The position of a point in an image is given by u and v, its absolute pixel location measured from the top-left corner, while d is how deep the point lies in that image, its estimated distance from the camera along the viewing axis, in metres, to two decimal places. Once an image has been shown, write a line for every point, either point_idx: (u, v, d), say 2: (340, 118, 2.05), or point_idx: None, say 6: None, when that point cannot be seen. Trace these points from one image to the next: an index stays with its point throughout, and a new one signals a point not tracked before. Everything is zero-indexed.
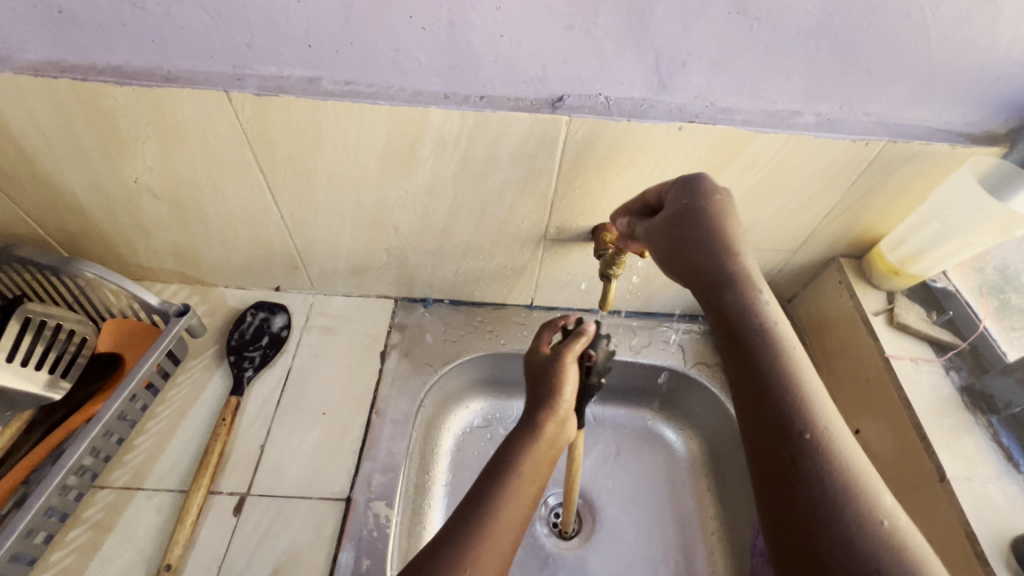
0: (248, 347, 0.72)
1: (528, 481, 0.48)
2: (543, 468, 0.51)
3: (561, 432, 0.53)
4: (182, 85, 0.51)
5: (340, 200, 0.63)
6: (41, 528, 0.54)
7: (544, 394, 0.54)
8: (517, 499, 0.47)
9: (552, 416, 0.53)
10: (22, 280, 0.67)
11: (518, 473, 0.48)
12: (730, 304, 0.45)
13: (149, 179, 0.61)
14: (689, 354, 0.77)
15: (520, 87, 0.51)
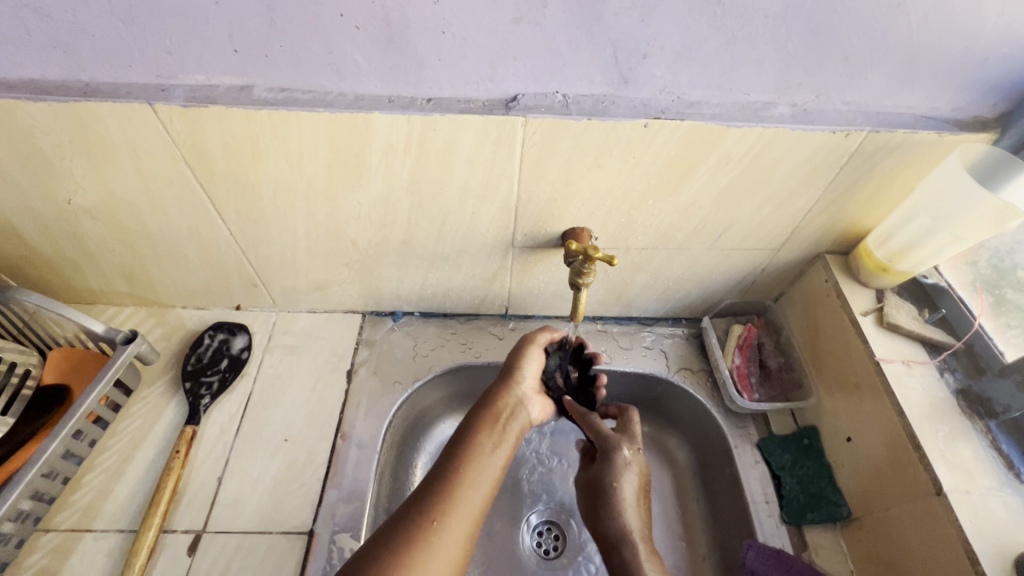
0: (206, 371, 0.68)
1: (490, 462, 0.52)
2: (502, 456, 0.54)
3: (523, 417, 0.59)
4: (102, 98, 0.47)
5: (291, 213, 0.59)
6: None
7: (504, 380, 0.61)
8: (467, 503, 0.49)
9: (512, 398, 0.59)
10: None
11: (479, 460, 0.52)
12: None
13: (85, 200, 0.57)
14: (672, 360, 0.74)
15: (469, 87, 0.47)
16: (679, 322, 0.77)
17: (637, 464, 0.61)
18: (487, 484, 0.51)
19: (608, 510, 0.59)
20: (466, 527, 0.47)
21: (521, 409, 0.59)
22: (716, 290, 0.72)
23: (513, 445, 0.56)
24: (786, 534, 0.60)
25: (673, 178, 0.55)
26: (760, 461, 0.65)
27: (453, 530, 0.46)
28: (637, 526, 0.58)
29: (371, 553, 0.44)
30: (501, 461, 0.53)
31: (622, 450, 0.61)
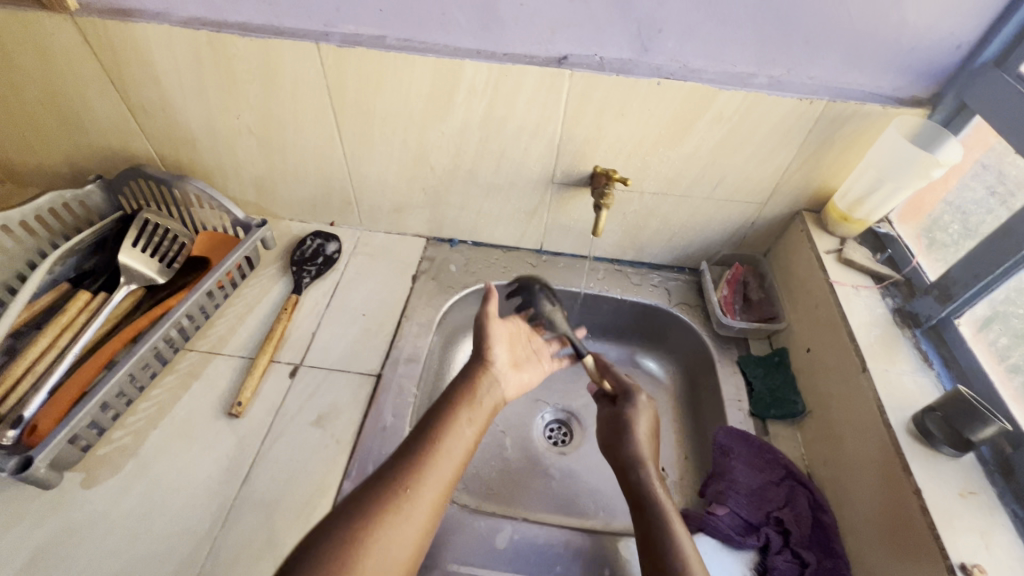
0: (307, 262, 0.88)
1: (461, 435, 0.58)
2: (477, 426, 0.61)
3: (493, 395, 0.66)
4: (286, 37, 0.69)
5: (391, 139, 0.79)
6: (150, 364, 0.70)
7: (479, 353, 0.69)
8: (445, 468, 0.55)
9: (486, 382, 0.66)
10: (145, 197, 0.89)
11: (453, 434, 0.58)
12: (639, 502, 0.61)
13: (249, 117, 0.79)
14: (673, 295, 0.90)
15: (535, 47, 0.67)
16: (683, 271, 0.94)
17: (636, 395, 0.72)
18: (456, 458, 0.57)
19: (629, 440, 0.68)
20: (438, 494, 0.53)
21: (491, 387, 0.66)
22: (713, 240, 0.88)
23: (482, 421, 0.62)
24: (752, 423, 0.74)
25: (679, 130, 0.73)
26: (737, 372, 0.80)
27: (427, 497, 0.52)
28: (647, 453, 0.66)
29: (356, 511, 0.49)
30: (472, 434, 0.60)
31: (639, 395, 0.72)
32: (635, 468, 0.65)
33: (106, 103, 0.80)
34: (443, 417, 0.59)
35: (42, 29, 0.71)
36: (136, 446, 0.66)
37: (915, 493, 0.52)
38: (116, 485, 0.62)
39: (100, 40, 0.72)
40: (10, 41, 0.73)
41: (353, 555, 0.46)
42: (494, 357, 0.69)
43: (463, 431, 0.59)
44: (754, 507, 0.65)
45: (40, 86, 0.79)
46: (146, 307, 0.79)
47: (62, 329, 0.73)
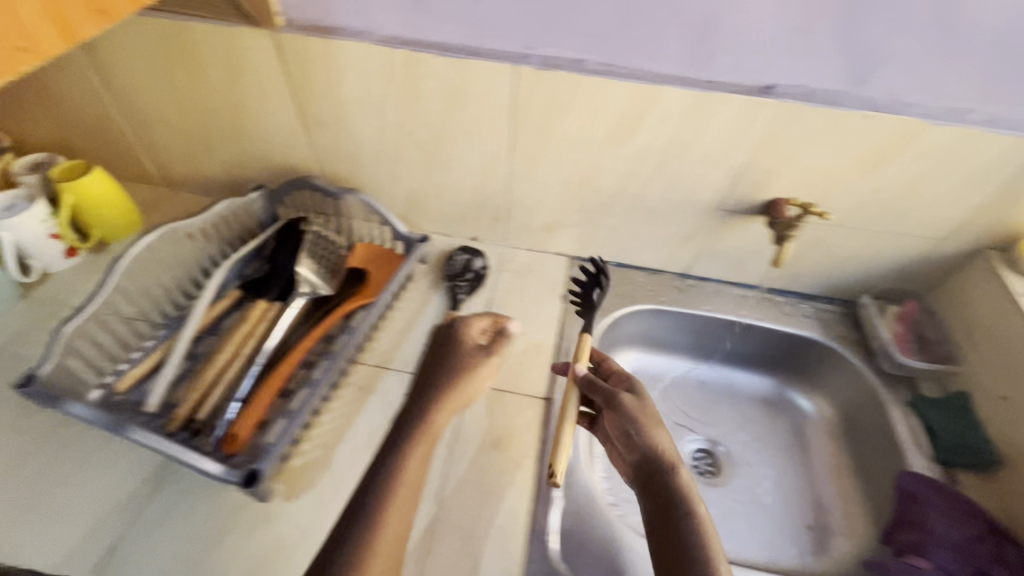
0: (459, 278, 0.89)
1: (403, 478, 0.51)
2: (421, 465, 0.52)
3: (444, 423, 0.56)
4: (486, 58, 0.68)
5: (563, 160, 0.79)
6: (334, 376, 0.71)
7: (453, 369, 0.59)
8: (391, 527, 0.47)
9: (440, 410, 0.56)
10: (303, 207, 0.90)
11: (397, 481, 0.50)
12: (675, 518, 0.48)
13: (423, 133, 0.80)
14: (828, 328, 0.87)
15: (742, 76, 0.66)
16: (833, 300, 0.91)
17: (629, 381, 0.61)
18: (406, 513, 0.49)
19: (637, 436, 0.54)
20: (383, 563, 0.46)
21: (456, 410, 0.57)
22: (876, 273, 0.85)
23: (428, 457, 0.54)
24: (938, 469, 0.72)
25: (875, 164, 0.70)
26: (913, 415, 0.77)
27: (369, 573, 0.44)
28: (671, 454, 0.53)
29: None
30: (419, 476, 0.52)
31: (642, 387, 0.59)
32: (666, 480, 0.51)
33: (281, 117, 0.82)
34: (389, 457, 0.52)
35: (240, 45, 0.73)
36: (329, 460, 0.67)
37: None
38: (318, 499, 0.63)
39: (295, 55, 0.73)
40: (205, 55, 0.76)
41: None
42: (478, 372, 0.59)
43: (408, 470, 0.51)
44: (962, 561, 0.63)
45: (221, 98, 0.81)
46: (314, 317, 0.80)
47: (248, 337, 0.75)
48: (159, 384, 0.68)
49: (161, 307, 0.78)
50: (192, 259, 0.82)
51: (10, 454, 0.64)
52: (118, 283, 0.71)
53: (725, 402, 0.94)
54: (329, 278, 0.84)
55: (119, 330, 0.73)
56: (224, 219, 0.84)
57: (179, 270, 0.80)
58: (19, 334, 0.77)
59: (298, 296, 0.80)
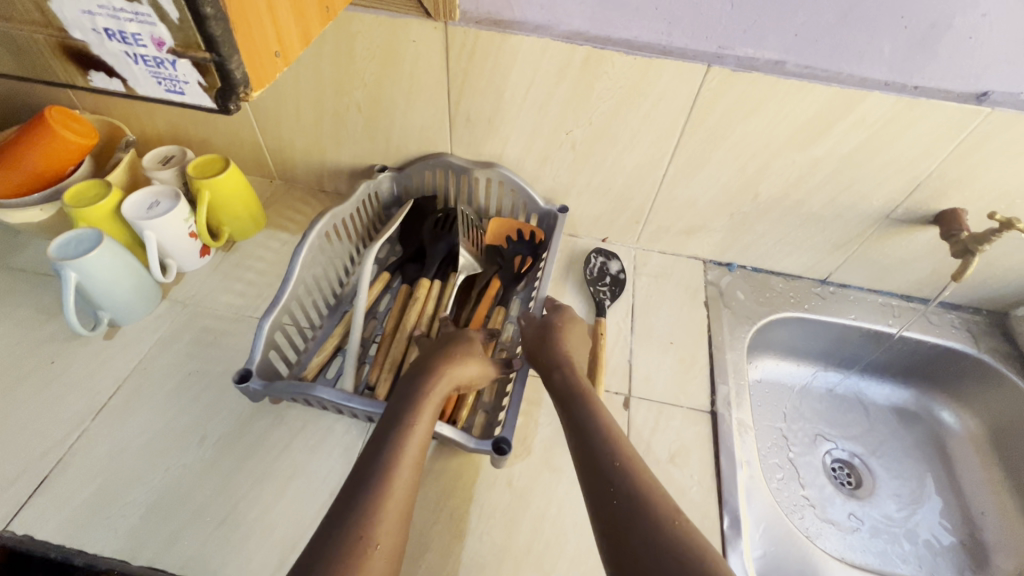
0: (598, 283, 0.86)
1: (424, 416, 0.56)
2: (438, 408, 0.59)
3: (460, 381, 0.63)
4: (676, 58, 0.65)
5: (728, 163, 0.75)
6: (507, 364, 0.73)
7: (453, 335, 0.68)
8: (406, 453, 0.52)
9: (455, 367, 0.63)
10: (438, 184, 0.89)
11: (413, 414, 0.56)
12: (582, 430, 0.56)
13: (581, 133, 0.76)
14: (979, 340, 0.85)
15: (957, 81, 0.62)
16: (979, 311, 0.88)
17: (564, 319, 0.71)
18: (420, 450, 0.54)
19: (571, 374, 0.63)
20: (398, 505, 0.48)
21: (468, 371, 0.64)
22: None
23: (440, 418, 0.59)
24: None
25: None
26: None
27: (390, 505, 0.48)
28: (589, 388, 0.62)
29: (337, 517, 0.46)
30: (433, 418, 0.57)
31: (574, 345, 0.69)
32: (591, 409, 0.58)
33: (427, 113, 0.79)
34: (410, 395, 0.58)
35: (404, 37, 0.69)
36: (508, 475, 0.66)
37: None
38: (505, 516, 0.62)
39: (462, 51, 0.69)
40: (361, 46, 0.71)
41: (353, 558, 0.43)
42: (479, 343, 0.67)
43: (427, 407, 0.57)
44: None
45: (367, 92, 0.77)
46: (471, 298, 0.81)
47: (420, 318, 0.77)
48: (350, 369, 0.70)
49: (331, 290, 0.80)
50: (347, 245, 0.83)
51: (193, 465, 0.63)
52: (299, 275, 0.71)
53: (857, 410, 0.92)
54: (478, 257, 0.85)
55: (300, 320, 0.74)
56: (364, 205, 0.85)
57: (336, 256, 0.80)
58: (170, 337, 0.75)
59: (453, 274, 0.83)
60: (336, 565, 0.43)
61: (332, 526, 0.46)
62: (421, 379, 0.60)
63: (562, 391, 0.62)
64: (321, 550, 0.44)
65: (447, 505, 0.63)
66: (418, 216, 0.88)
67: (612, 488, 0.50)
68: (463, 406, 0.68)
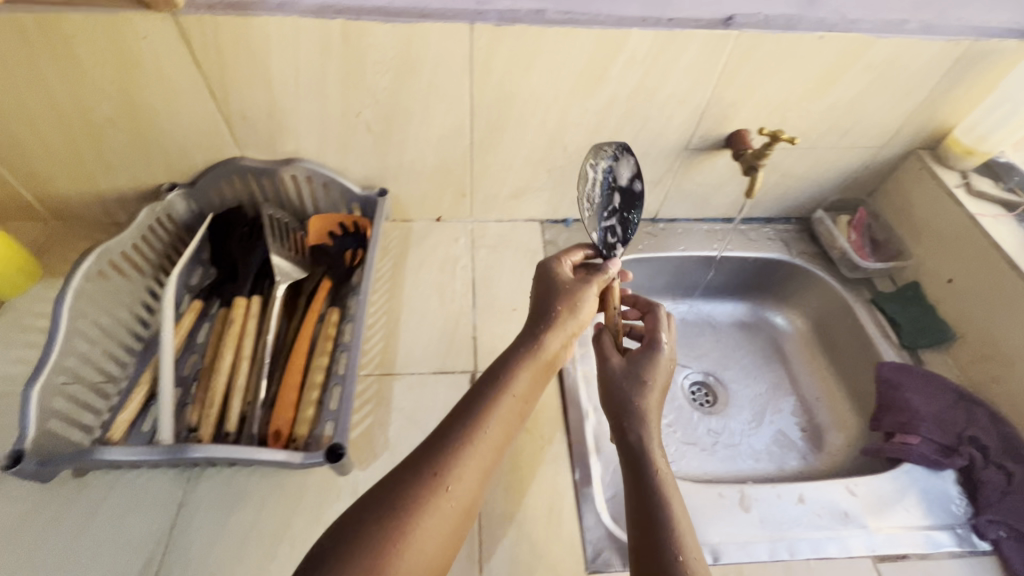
0: (607, 210, 0.73)
1: (512, 394, 0.54)
2: (534, 385, 0.56)
3: (557, 351, 0.60)
4: (436, 19, 0.62)
5: (528, 121, 0.75)
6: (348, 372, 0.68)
7: (559, 292, 0.63)
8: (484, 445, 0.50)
9: (557, 336, 0.59)
10: (244, 190, 0.80)
11: (504, 392, 0.53)
12: (640, 499, 0.52)
13: (372, 112, 0.72)
14: (792, 247, 0.93)
15: (702, 9, 0.65)
16: (790, 221, 0.97)
17: (656, 388, 0.61)
18: (499, 441, 0.51)
19: (642, 430, 0.57)
20: (449, 516, 0.45)
21: (563, 343, 0.60)
22: (825, 187, 0.91)
23: (541, 381, 0.57)
24: (907, 356, 0.80)
25: (826, 83, 0.73)
26: (876, 311, 0.85)
27: (473, 461, 0.48)
28: (662, 466, 0.55)
29: (427, 458, 0.47)
30: (522, 400, 0.55)
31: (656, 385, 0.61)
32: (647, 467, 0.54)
33: (196, 117, 0.70)
34: (509, 363, 0.56)
35: (131, 34, 0.60)
36: (351, 485, 0.62)
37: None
38: None
39: (207, 41, 0.62)
40: (85, 52, 0.61)
41: (387, 555, 0.41)
42: (580, 313, 0.62)
43: (517, 384, 0.55)
44: (944, 430, 0.70)
45: (115, 102, 0.67)
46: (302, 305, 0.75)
47: (242, 340, 0.69)
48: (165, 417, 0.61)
49: (133, 331, 0.70)
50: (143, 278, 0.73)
51: None
52: (70, 328, 0.60)
53: (706, 332, 0.98)
54: (301, 260, 0.79)
55: (89, 377, 0.63)
56: (155, 229, 0.75)
57: (128, 294, 0.70)
58: None
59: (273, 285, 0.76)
60: (381, 540, 0.41)
61: (415, 469, 0.46)
62: (533, 338, 0.58)
63: (630, 453, 0.56)
64: (348, 539, 0.41)
65: (286, 534, 0.58)
66: (225, 229, 0.80)
67: (658, 575, 0.46)
68: (301, 420, 0.63)
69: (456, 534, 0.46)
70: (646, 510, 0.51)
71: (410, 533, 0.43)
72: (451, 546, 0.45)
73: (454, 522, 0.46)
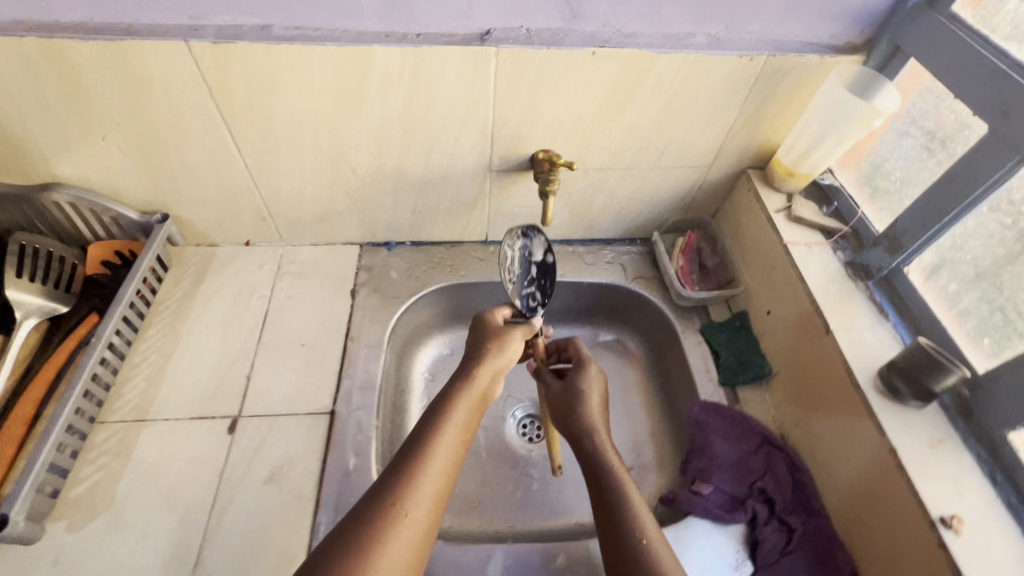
0: (539, 280, 0.75)
1: (452, 429, 0.51)
2: (474, 414, 0.54)
3: (492, 384, 0.58)
4: (143, 37, 0.56)
5: (300, 144, 0.69)
6: (78, 423, 0.62)
7: (492, 330, 0.64)
8: (437, 471, 0.47)
9: (488, 369, 0.58)
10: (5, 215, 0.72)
11: (444, 425, 0.51)
12: (605, 499, 0.55)
13: (119, 137, 0.66)
14: (629, 271, 0.87)
15: (451, 23, 0.59)
16: (635, 242, 0.91)
17: (598, 401, 0.66)
18: (451, 469, 0.49)
19: (598, 442, 0.61)
20: (410, 540, 0.43)
21: (495, 377, 0.59)
22: (663, 208, 0.85)
23: (477, 416, 0.55)
24: (723, 393, 0.74)
25: (619, 102, 0.67)
26: (703, 342, 0.79)
27: (427, 484, 0.47)
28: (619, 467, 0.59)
29: (382, 485, 0.45)
30: (461, 432, 0.52)
31: (594, 399, 0.66)
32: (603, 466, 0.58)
33: None
34: (448, 396, 0.54)
35: None
36: (57, 551, 0.57)
37: (879, 432, 0.55)
38: None
39: None
40: None
41: None
42: (510, 346, 0.62)
43: (457, 418, 0.52)
44: (737, 480, 0.66)
45: None
46: (56, 342, 0.69)
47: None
48: None
49: None
50: None
51: None
52: None
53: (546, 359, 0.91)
54: (66, 292, 0.73)
55: None
56: None
57: None
58: None
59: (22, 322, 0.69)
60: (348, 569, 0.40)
61: (370, 497, 0.45)
62: (465, 372, 0.57)
63: (588, 464, 0.59)
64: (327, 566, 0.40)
65: None
66: None
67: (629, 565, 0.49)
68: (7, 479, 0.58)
69: (421, 552, 0.44)
70: (607, 503, 0.55)
71: (371, 564, 0.40)
72: (421, 563, 0.44)
73: (411, 552, 0.43)
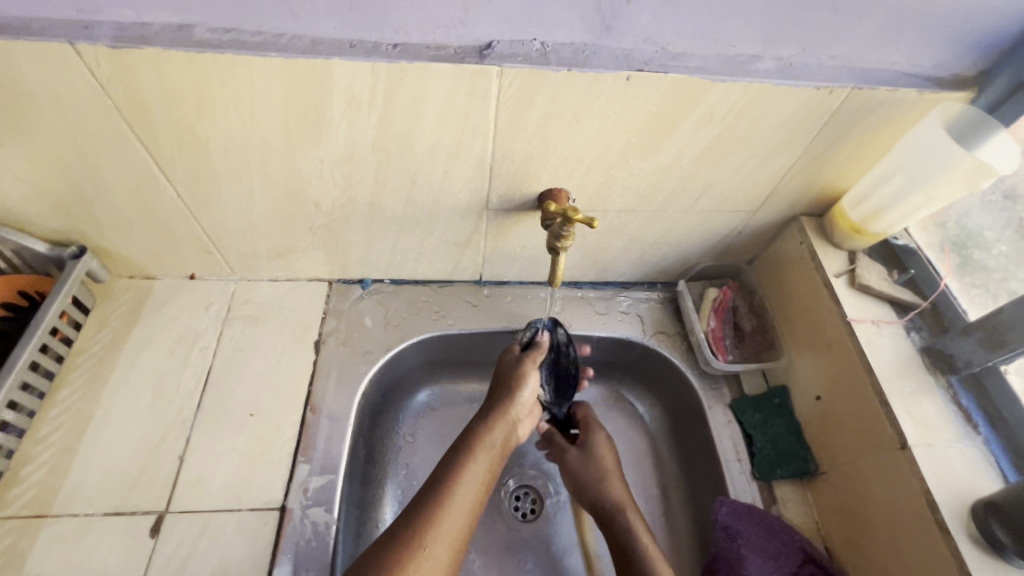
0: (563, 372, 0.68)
1: (473, 476, 0.50)
2: (496, 460, 0.53)
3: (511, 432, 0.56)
4: (12, 36, 0.41)
5: (245, 172, 0.54)
6: None
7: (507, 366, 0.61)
8: (459, 510, 0.47)
9: (505, 420, 0.56)
10: None
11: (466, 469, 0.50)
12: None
13: (6, 158, 0.51)
14: (648, 325, 0.73)
15: (440, 32, 0.44)
16: (655, 286, 0.77)
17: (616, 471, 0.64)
18: (471, 510, 0.48)
19: (625, 522, 0.59)
20: None
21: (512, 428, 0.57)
22: (692, 253, 0.71)
23: (497, 461, 0.54)
24: (757, 490, 0.62)
25: (654, 137, 0.52)
26: (733, 420, 0.66)
27: (452, 515, 0.47)
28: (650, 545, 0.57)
29: (408, 518, 0.46)
30: (482, 477, 0.51)
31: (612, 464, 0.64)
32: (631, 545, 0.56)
33: None
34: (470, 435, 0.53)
35: None
36: None
37: None
38: None
39: None
40: None
41: None
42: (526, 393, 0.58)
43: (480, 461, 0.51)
44: None
45: None
46: None
47: None
48: None
49: None
50: None
51: None
52: None
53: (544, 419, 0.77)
54: None
55: None
56: None
57: None
58: None
59: None
60: None
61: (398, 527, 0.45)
62: (487, 414, 0.56)
63: (619, 545, 0.57)
64: None
65: None
66: None
67: None
68: None
69: None
70: None
71: None
72: None
73: None
